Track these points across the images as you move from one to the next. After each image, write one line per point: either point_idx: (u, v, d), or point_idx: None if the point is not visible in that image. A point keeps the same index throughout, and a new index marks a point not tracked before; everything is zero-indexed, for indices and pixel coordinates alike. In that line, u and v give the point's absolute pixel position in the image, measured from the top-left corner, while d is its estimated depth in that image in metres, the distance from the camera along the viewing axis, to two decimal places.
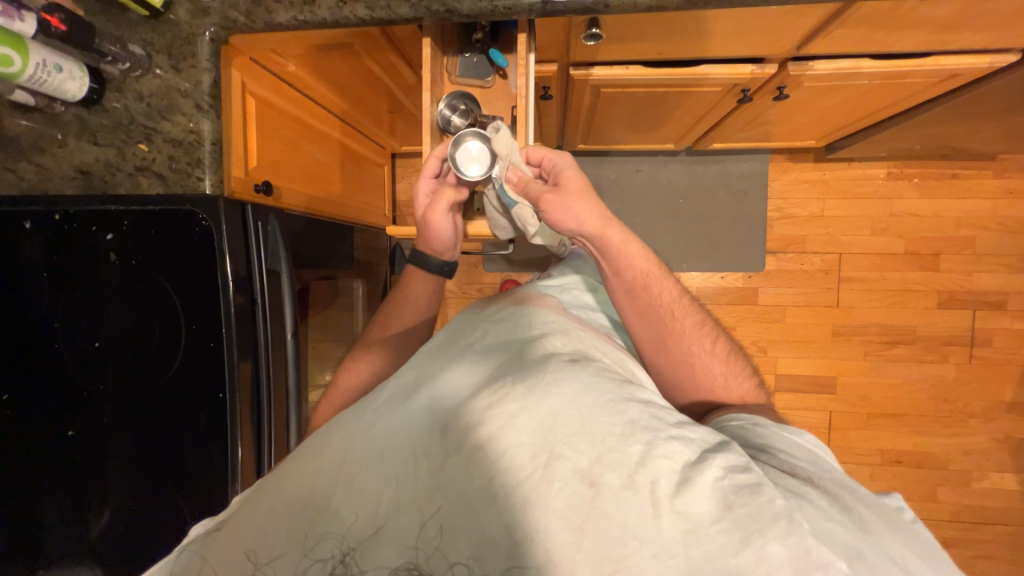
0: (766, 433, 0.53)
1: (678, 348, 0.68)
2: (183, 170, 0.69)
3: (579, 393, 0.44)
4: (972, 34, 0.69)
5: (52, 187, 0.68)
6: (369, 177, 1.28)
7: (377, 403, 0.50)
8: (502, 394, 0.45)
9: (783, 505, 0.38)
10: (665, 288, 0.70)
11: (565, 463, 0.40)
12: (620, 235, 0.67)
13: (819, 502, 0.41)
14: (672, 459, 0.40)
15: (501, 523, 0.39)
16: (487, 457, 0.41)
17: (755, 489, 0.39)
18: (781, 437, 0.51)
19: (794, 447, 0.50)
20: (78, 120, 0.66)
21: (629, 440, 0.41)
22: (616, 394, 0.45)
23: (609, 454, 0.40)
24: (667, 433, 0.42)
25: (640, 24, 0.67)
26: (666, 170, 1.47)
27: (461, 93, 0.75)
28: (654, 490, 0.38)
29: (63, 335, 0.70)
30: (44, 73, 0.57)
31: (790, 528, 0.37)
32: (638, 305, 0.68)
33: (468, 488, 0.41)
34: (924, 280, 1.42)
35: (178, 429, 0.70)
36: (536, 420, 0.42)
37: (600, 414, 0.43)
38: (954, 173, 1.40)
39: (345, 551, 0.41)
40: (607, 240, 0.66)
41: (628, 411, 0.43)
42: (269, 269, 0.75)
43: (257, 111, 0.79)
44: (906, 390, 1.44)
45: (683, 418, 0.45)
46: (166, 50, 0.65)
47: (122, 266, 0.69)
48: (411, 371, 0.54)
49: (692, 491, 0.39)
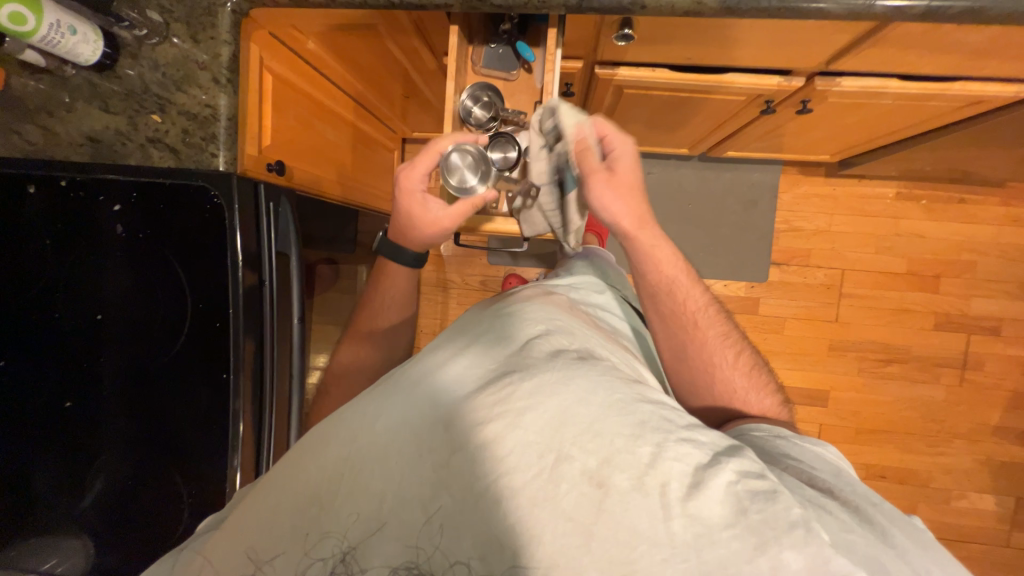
0: (785, 447, 0.53)
1: (698, 356, 0.67)
2: (197, 144, 0.67)
3: (587, 393, 0.44)
4: (1003, 62, 0.68)
5: (57, 152, 0.67)
6: (379, 161, 1.26)
7: (378, 393, 0.49)
8: (508, 389, 0.44)
9: (800, 514, 0.38)
10: (691, 297, 0.69)
11: (572, 465, 0.40)
12: (650, 240, 0.66)
13: (840, 514, 0.41)
14: (683, 461, 0.40)
15: (505, 523, 0.39)
16: (493, 456, 0.41)
17: (771, 496, 0.39)
18: (800, 450, 0.52)
19: (813, 458, 0.50)
20: (88, 85, 0.64)
21: (639, 442, 0.41)
22: (626, 394, 0.45)
23: (618, 456, 0.40)
24: (678, 435, 0.42)
25: (673, 27, 0.66)
26: (677, 174, 1.46)
27: (484, 84, 0.73)
28: (665, 493, 0.38)
29: (64, 304, 0.68)
30: (58, 35, 0.55)
31: (807, 537, 0.37)
32: (659, 309, 0.68)
33: (473, 486, 0.41)
34: (922, 301, 1.44)
35: (178, 407, 0.70)
36: (544, 419, 0.42)
37: (608, 415, 0.42)
38: (962, 198, 1.41)
39: (347, 548, 0.41)
40: (635, 242, 0.66)
41: (638, 413, 0.43)
42: (278, 251, 0.74)
43: (273, 87, 0.77)
44: (895, 408, 1.47)
45: (693, 420, 0.45)
46: (185, 19, 0.63)
47: (128, 238, 0.68)
48: (415, 360, 0.53)
49: (704, 494, 0.39)
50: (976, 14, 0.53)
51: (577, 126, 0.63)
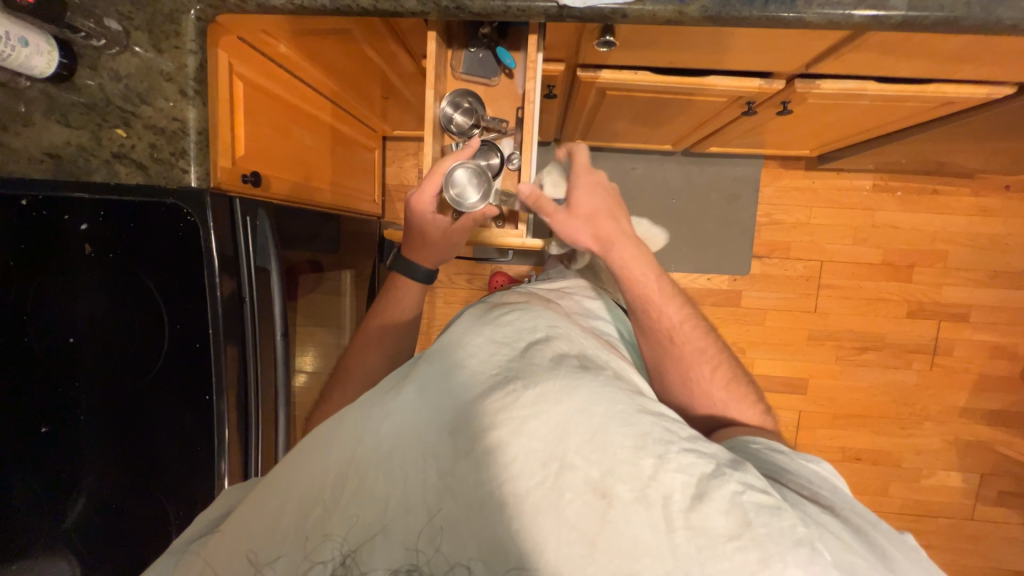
0: (786, 462, 0.51)
1: (678, 372, 0.68)
2: (166, 160, 0.64)
3: (591, 401, 0.43)
4: (976, 67, 0.69)
5: (15, 168, 0.63)
6: (358, 161, 1.23)
7: (381, 398, 0.48)
8: (515, 399, 0.43)
9: (804, 532, 0.38)
10: (670, 311, 0.69)
11: (576, 473, 0.40)
12: (626, 255, 0.68)
13: (841, 532, 0.41)
14: (686, 473, 0.40)
15: (510, 529, 0.39)
16: (497, 465, 0.41)
17: (776, 511, 0.39)
18: (802, 465, 0.50)
19: (816, 474, 0.49)
20: (45, 97, 0.61)
21: (642, 454, 0.40)
22: (629, 404, 0.44)
23: (621, 466, 0.40)
24: (681, 445, 0.41)
25: (654, 34, 0.65)
26: (661, 169, 1.46)
27: (464, 91, 0.73)
28: (667, 505, 0.38)
29: (37, 326, 0.66)
30: (8, 47, 0.52)
31: (810, 554, 0.37)
32: (641, 329, 0.69)
33: (477, 495, 0.41)
34: (896, 290, 1.48)
35: (160, 427, 0.68)
36: (548, 427, 0.41)
37: (611, 425, 0.41)
38: (936, 189, 1.45)
39: (348, 550, 0.41)
40: (610, 259, 0.68)
41: (641, 424, 0.42)
42: (257, 266, 0.72)
43: (245, 95, 0.74)
44: (870, 393, 1.52)
45: (695, 431, 0.44)
46: (146, 27, 0.60)
47: (99, 258, 0.65)
48: (418, 360, 0.52)
49: (707, 506, 0.38)
50: (951, 25, 0.54)
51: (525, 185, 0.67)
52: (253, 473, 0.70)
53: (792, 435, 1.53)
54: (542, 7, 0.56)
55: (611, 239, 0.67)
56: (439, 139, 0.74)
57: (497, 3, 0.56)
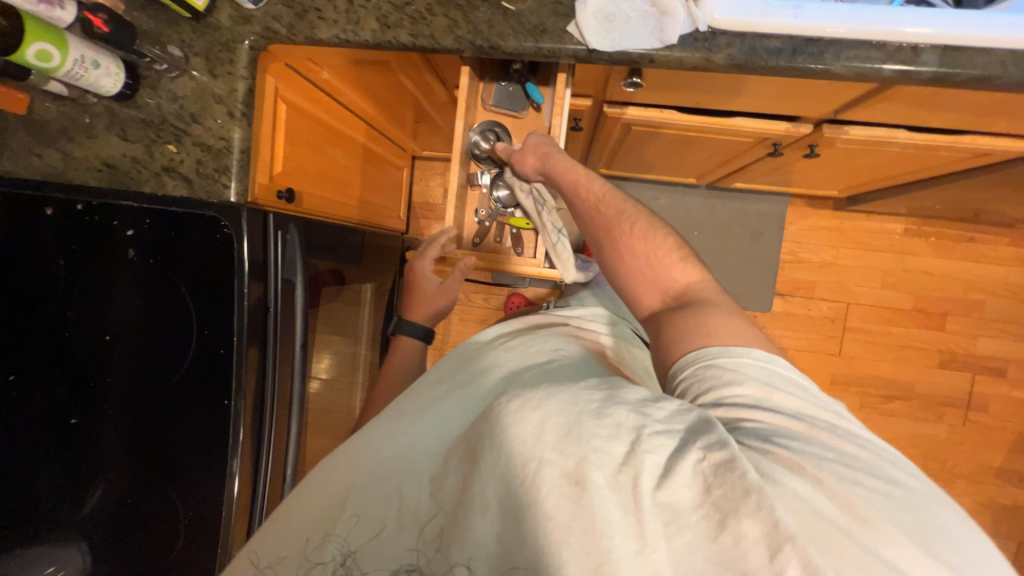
0: (723, 384, 0.45)
1: (614, 246, 0.62)
2: (210, 175, 0.69)
3: (568, 403, 0.42)
4: (1013, 122, 0.68)
5: (74, 175, 0.69)
6: (387, 180, 1.27)
7: (388, 425, 0.54)
8: (497, 406, 0.45)
9: (755, 479, 0.36)
10: (601, 196, 0.64)
11: (553, 468, 0.39)
12: (567, 163, 0.66)
13: (784, 472, 0.37)
14: (655, 454, 0.38)
15: (493, 533, 0.41)
16: (482, 472, 0.43)
17: (729, 464, 0.36)
18: (739, 385, 0.44)
19: (753, 391, 0.44)
20: (109, 112, 0.68)
21: (615, 442, 0.39)
22: (605, 398, 0.43)
23: (594, 454, 0.39)
24: (653, 428, 0.40)
25: (680, 78, 0.67)
26: (684, 201, 1.46)
27: (492, 123, 0.77)
28: (637, 484, 0.37)
29: (76, 323, 0.69)
30: (82, 69, 0.57)
31: (760, 502, 0.34)
32: (579, 218, 0.66)
33: (465, 502, 0.43)
34: (927, 338, 1.43)
35: (178, 426, 0.70)
36: (529, 430, 0.41)
37: (585, 419, 0.41)
38: (972, 237, 1.40)
39: (348, 552, 0.44)
40: (551, 170, 0.67)
41: (614, 415, 0.41)
42: (284, 278, 0.75)
43: (288, 117, 0.79)
44: (897, 445, 1.45)
45: (671, 407, 0.41)
46: (204, 54, 0.66)
47: (141, 263, 0.69)
48: (427, 392, 0.59)
49: (675, 481, 0.37)
50: (984, 82, 0.54)
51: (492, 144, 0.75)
52: (261, 480, 0.72)
53: None
54: (571, 50, 0.59)
55: (548, 151, 0.68)
56: (466, 166, 0.78)
57: (529, 44, 0.59)
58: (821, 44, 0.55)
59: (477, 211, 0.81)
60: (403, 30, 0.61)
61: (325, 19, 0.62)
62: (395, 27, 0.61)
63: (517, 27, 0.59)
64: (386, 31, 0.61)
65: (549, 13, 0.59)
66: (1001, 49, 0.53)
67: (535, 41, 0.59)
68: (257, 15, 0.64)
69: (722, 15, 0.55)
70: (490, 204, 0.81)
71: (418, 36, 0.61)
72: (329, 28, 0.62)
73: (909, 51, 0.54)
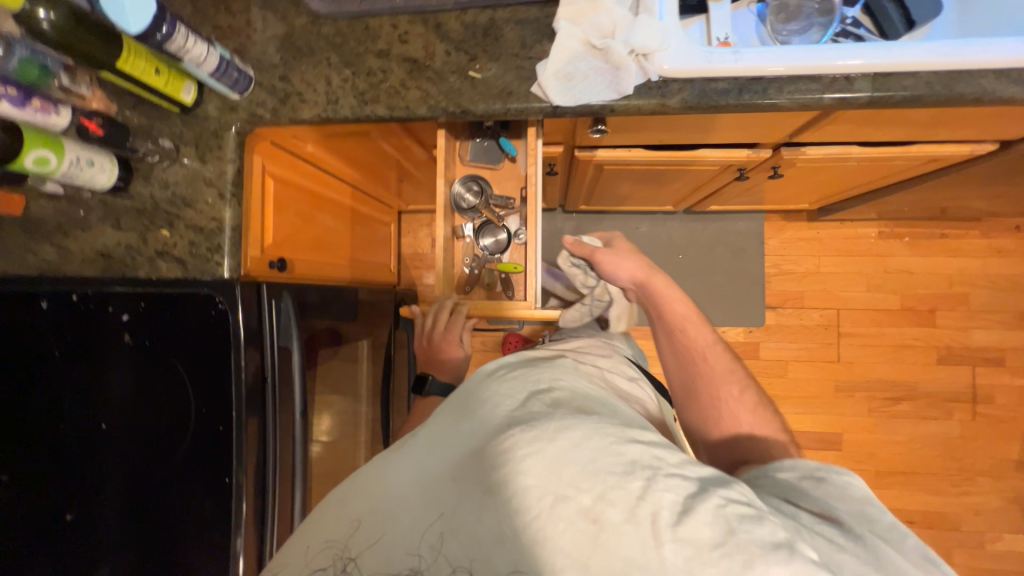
0: (812, 488, 0.46)
1: (703, 384, 0.69)
2: (203, 255, 0.71)
3: (583, 438, 0.44)
4: (952, 131, 0.73)
5: (70, 267, 0.71)
6: (375, 237, 1.30)
7: (398, 451, 0.53)
8: (512, 436, 0.46)
9: (785, 536, 0.37)
10: (700, 334, 0.73)
11: (570, 504, 0.41)
12: (663, 283, 0.76)
13: (837, 538, 0.40)
14: (673, 492, 0.40)
15: (508, 565, 0.41)
16: (498, 503, 0.43)
17: (756, 519, 0.38)
18: (823, 486, 0.46)
19: (839, 492, 0.45)
20: (102, 205, 0.70)
21: (630, 478, 0.41)
22: (619, 436, 0.44)
23: (611, 491, 0.40)
24: (668, 470, 0.42)
25: (641, 122, 0.71)
26: (665, 228, 1.50)
27: (472, 176, 0.80)
28: (656, 520, 0.39)
29: (72, 414, 0.69)
30: (78, 169, 0.60)
31: (790, 555, 0.36)
32: (671, 347, 0.74)
33: (477, 534, 0.43)
34: (921, 336, 1.44)
35: (177, 512, 0.68)
36: (545, 463, 0.43)
37: (600, 455, 0.42)
38: (944, 233, 1.45)
39: (348, 558, 0.45)
40: (652, 287, 0.76)
41: (629, 453, 0.43)
42: (280, 345, 0.75)
43: (276, 191, 0.82)
44: (912, 447, 1.43)
45: (684, 456, 0.44)
46: (194, 143, 0.70)
47: (136, 347, 0.69)
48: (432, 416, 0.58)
49: (693, 519, 0.38)
50: (916, 101, 0.59)
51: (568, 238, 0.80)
52: (266, 553, 0.70)
53: None
54: (537, 107, 0.63)
55: (648, 274, 0.77)
56: (450, 219, 0.81)
57: (497, 106, 0.63)
58: (764, 82, 0.60)
59: (463, 261, 0.84)
60: (379, 105, 0.65)
61: (307, 102, 0.67)
62: (372, 103, 0.65)
63: (484, 93, 0.64)
64: (364, 107, 0.66)
65: (513, 77, 0.64)
66: (925, 71, 0.58)
67: (503, 103, 0.63)
68: (242, 103, 0.68)
69: (670, 65, 0.60)
70: (476, 253, 0.83)
71: (393, 109, 0.65)
72: (310, 110, 0.67)
73: (843, 80, 0.59)
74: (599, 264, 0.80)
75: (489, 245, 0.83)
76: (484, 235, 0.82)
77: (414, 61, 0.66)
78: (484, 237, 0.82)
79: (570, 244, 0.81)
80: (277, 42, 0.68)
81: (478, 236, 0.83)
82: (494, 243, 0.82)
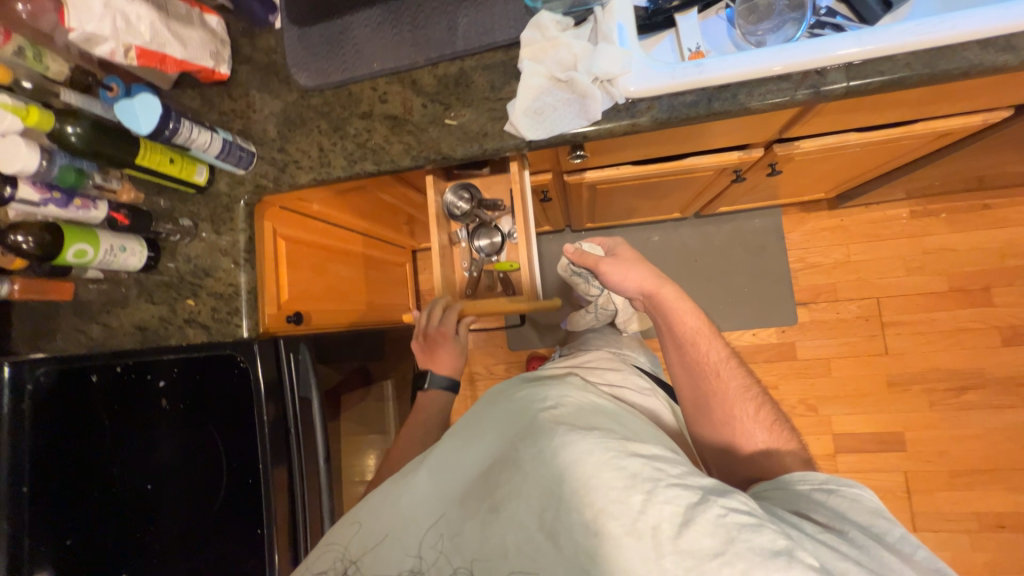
0: (824, 499, 0.46)
1: (716, 400, 0.66)
2: (224, 319, 0.77)
3: (584, 452, 0.43)
4: (954, 104, 0.69)
5: (113, 342, 0.79)
6: (390, 277, 1.35)
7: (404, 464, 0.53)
8: (518, 455, 0.46)
9: (785, 543, 0.36)
10: (711, 347, 0.70)
11: (571, 517, 0.40)
12: (673, 294, 0.71)
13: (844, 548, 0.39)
14: (674, 503, 0.39)
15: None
16: (501, 520, 0.43)
17: (758, 527, 0.37)
18: (835, 498, 0.45)
19: (850, 505, 0.44)
20: (137, 282, 0.78)
21: (632, 492, 0.40)
22: (620, 449, 0.43)
23: (612, 505, 0.39)
24: (669, 480, 0.41)
25: (620, 142, 0.72)
26: (677, 234, 1.47)
27: (462, 184, 0.83)
28: (657, 534, 0.38)
29: (121, 476, 0.75)
30: (111, 255, 0.68)
31: (790, 563, 0.35)
32: (681, 361, 0.70)
33: (480, 549, 0.42)
34: (978, 317, 1.33)
35: (218, 561, 0.72)
36: (547, 479, 0.43)
37: (600, 470, 0.41)
38: (986, 204, 1.34)
39: (348, 561, 0.45)
40: (662, 299, 0.71)
41: (630, 465, 0.41)
42: (301, 397, 0.78)
43: (288, 250, 0.89)
44: (989, 441, 1.29)
45: (686, 466, 0.43)
46: (210, 218, 0.77)
47: (173, 410, 0.75)
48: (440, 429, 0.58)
49: (693, 529, 0.37)
50: (898, 84, 0.57)
51: (569, 248, 0.73)
52: None
53: (904, 501, 1.30)
54: (512, 144, 0.66)
55: (656, 283, 0.71)
56: (446, 227, 0.84)
57: (475, 148, 0.67)
58: (732, 88, 0.60)
59: (462, 265, 0.88)
60: (367, 161, 0.70)
61: (303, 167, 0.73)
62: (361, 160, 0.70)
63: (462, 137, 0.67)
64: (354, 164, 0.71)
65: (487, 119, 0.67)
66: (903, 53, 0.56)
67: (480, 144, 0.66)
68: (248, 176, 0.75)
69: (635, 87, 0.61)
70: (473, 256, 0.87)
71: (380, 163, 0.70)
72: (307, 174, 0.72)
73: (815, 75, 0.58)
74: (604, 275, 0.74)
75: (484, 245, 0.86)
76: (479, 235, 0.86)
77: (395, 117, 0.70)
78: (478, 237, 0.86)
79: (571, 253, 0.73)
80: (274, 118, 0.75)
81: (473, 236, 0.86)
82: (488, 241, 0.86)
